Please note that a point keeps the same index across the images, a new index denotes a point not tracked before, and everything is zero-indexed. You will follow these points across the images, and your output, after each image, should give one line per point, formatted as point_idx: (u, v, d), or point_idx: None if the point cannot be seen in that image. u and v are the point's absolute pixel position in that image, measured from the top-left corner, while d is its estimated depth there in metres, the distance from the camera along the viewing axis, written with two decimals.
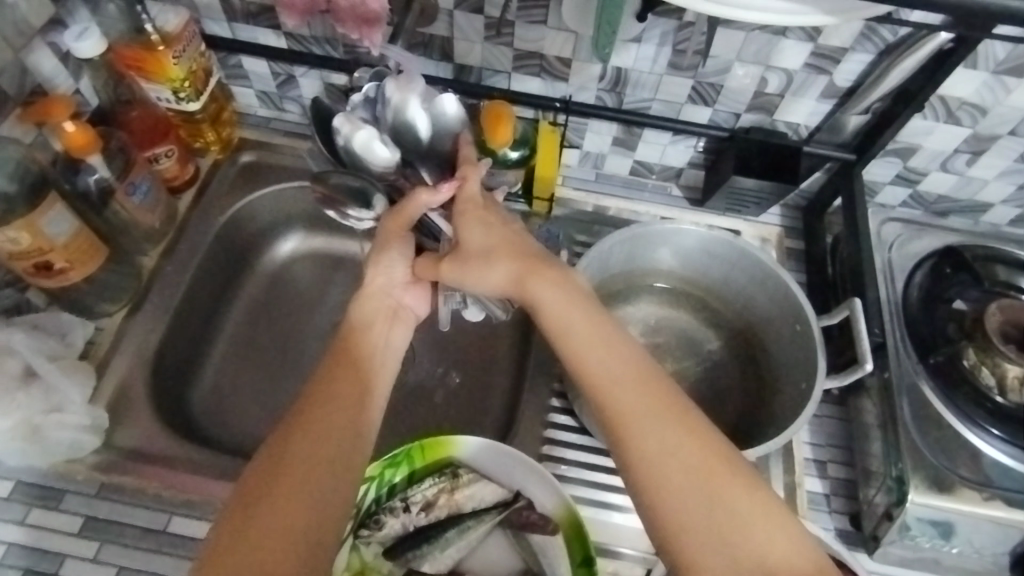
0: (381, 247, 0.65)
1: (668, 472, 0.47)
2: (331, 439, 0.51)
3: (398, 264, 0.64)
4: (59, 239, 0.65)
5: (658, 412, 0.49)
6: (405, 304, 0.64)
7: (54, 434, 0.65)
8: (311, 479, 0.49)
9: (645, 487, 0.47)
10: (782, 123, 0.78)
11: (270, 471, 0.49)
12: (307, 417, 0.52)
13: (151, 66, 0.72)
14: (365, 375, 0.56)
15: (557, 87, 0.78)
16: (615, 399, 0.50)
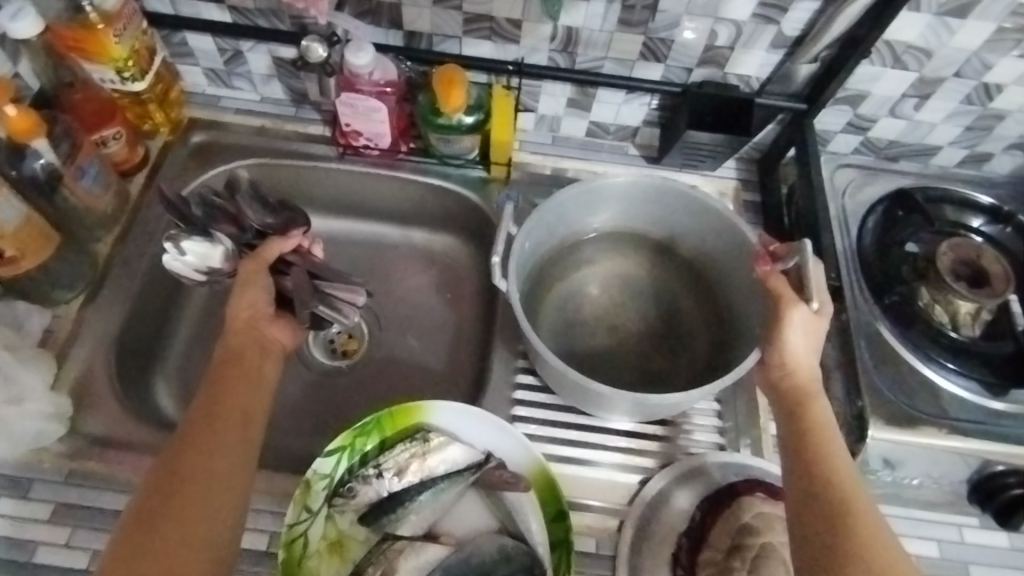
0: (242, 286, 0.66)
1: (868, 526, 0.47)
2: (215, 446, 0.54)
3: (261, 301, 0.67)
4: (9, 225, 0.64)
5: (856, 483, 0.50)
6: (273, 335, 0.66)
7: (18, 423, 0.64)
8: (207, 483, 0.51)
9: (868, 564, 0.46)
10: (734, 76, 0.78)
11: (164, 475, 0.51)
12: (195, 425, 0.54)
13: (92, 46, 0.70)
14: (242, 396, 0.58)
15: (509, 50, 0.77)
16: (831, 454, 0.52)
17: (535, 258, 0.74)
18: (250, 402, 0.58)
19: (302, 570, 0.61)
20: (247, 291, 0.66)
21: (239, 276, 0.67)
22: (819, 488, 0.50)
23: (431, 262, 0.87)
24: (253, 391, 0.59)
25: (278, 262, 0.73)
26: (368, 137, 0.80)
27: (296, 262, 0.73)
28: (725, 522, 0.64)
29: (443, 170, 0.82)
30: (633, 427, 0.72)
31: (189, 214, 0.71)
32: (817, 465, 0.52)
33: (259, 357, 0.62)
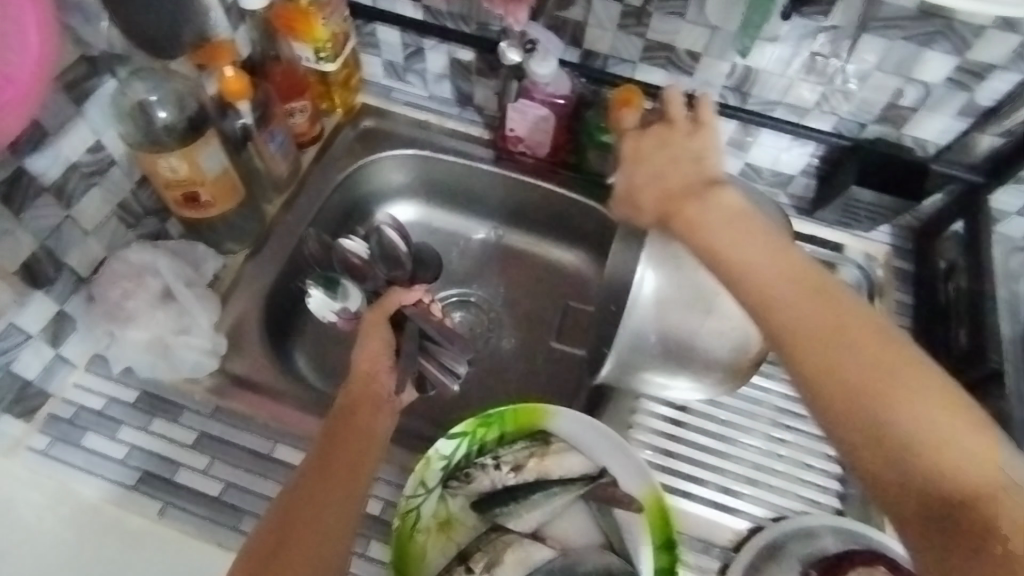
0: (364, 338, 0.66)
1: (790, 304, 0.47)
2: (326, 505, 0.53)
3: (382, 353, 0.66)
4: (211, 173, 0.69)
5: (800, 281, 0.47)
6: (388, 388, 0.65)
7: (182, 353, 0.70)
8: (312, 527, 0.52)
9: (800, 350, 0.45)
10: (910, 138, 0.76)
11: (283, 523, 0.52)
12: (312, 478, 0.55)
13: (301, 24, 0.77)
14: (359, 449, 0.58)
15: (682, 82, 0.79)
16: (736, 257, 0.50)
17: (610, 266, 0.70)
18: (361, 458, 0.57)
19: (411, 543, 0.63)
20: (363, 346, 0.66)
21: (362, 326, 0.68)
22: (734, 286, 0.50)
23: (557, 275, 0.91)
24: (365, 445, 0.58)
25: (398, 316, 0.72)
26: (528, 145, 0.84)
27: (414, 314, 0.72)
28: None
29: (589, 187, 0.85)
30: (751, 473, 0.71)
31: (329, 260, 0.79)
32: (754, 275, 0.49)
33: (376, 412, 0.61)
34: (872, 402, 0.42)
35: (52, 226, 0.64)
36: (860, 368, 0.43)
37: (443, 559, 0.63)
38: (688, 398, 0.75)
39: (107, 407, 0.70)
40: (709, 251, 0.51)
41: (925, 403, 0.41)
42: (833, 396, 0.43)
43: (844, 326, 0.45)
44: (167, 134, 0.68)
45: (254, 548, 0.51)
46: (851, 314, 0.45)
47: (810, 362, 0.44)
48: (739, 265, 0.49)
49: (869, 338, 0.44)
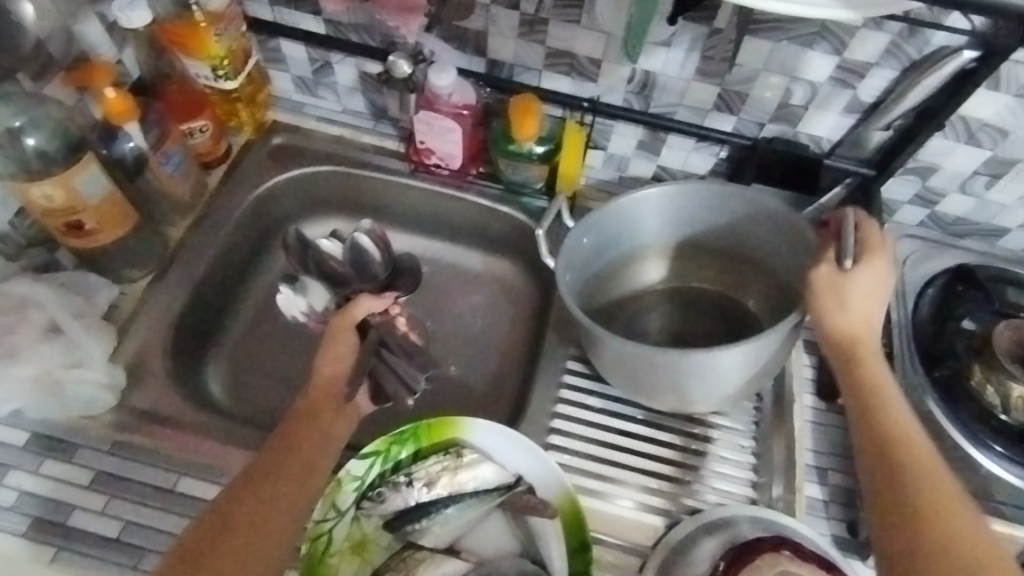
0: (329, 344, 0.65)
1: (913, 436, 0.53)
2: (271, 511, 0.53)
3: (346, 357, 0.65)
4: (91, 200, 0.67)
5: (899, 418, 0.54)
6: (348, 397, 0.64)
7: (74, 388, 0.67)
8: (253, 530, 0.52)
9: (894, 475, 0.51)
10: (805, 136, 0.79)
11: (226, 517, 0.52)
12: (263, 480, 0.54)
13: (193, 41, 0.75)
14: (311, 454, 0.57)
15: (586, 87, 0.79)
16: (885, 386, 0.56)
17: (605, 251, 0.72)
18: (312, 466, 0.57)
19: (323, 567, 0.62)
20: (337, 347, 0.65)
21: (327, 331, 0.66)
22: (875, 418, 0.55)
23: (479, 283, 0.89)
24: (319, 450, 0.58)
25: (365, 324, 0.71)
26: (440, 156, 0.83)
27: (377, 323, 0.70)
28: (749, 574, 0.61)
29: (510, 197, 0.84)
30: (666, 469, 0.71)
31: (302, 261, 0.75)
32: (860, 375, 0.57)
33: (334, 419, 0.61)
34: (945, 539, 0.47)
35: None
36: (938, 509, 0.49)
37: None
38: (608, 399, 0.75)
39: None
40: (872, 386, 0.56)
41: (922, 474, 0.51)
42: (909, 519, 0.49)
43: (924, 461, 0.52)
44: (40, 160, 0.65)
45: (192, 539, 0.51)
46: (917, 452, 0.52)
47: (918, 496, 0.50)
48: (871, 381, 0.56)
49: (934, 473, 0.51)
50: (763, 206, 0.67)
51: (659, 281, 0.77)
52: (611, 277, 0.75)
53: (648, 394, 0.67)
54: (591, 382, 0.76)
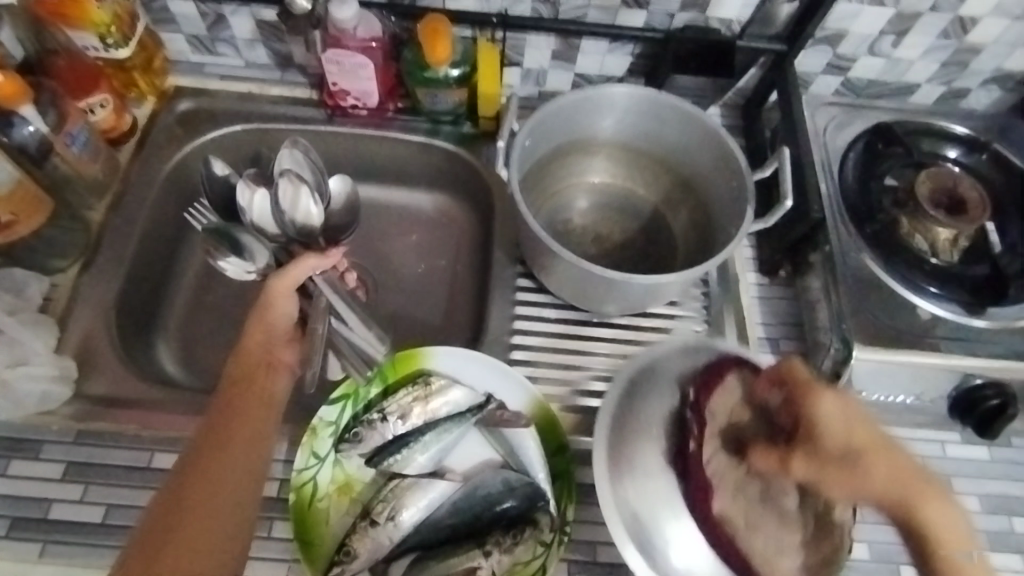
0: (262, 309, 0.63)
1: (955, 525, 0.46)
2: (227, 474, 0.53)
3: (281, 319, 0.64)
4: (2, 188, 0.64)
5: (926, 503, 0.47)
6: (282, 356, 0.62)
7: (23, 386, 0.65)
8: (211, 497, 0.51)
9: None
10: (716, 20, 0.79)
11: (179, 494, 0.51)
12: (212, 446, 0.54)
13: (71, 10, 0.71)
14: (253, 416, 0.57)
15: (492, 2, 0.78)
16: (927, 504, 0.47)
17: (547, 145, 0.77)
18: (260, 426, 0.57)
19: (314, 512, 0.63)
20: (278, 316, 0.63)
21: (264, 289, 0.64)
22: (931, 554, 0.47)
23: (425, 221, 0.90)
24: (262, 410, 0.58)
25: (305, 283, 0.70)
26: (355, 96, 0.82)
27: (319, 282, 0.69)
28: (723, 395, 0.51)
29: (433, 127, 0.85)
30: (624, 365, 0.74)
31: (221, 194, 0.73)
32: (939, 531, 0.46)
33: (270, 376, 0.60)
34: None
35: None
36: None
37: (349, 518, 0.63)
38: (563, 310, 0.77)
39: None
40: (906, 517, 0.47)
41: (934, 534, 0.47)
42: None
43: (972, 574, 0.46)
44: None
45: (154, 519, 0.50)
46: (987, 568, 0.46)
47: None
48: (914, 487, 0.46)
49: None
50: (691, 118, 0.73)
51: (596, 175, 0.83)
52: (554, 164, 0.80)
53: (601, 294, 0.72)
54: (544, 295, 0.78)
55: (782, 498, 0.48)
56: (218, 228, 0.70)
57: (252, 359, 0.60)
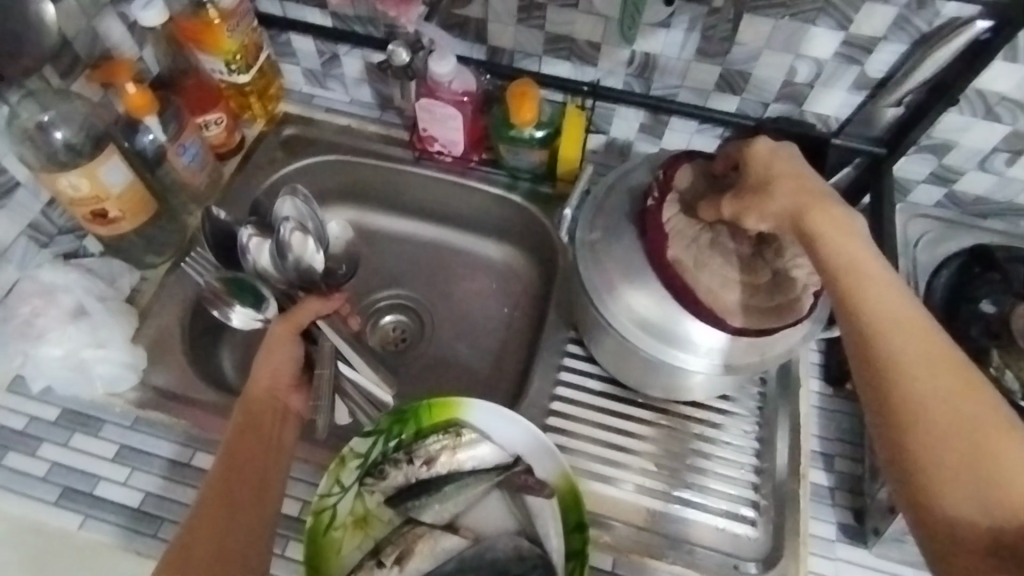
0: (268, 352, 0.67)
1: (916, 363, 0.46)
2: (236, 513, 0.56)
3: (288, 362, 0.68)
4: (116, 189, 0.69)
5: (914, 331, 0.47)
6: (288, 402, 0.67)
7: (98, 367, 0.71)
8: (225, 528, 0.55)
9: (908, 427, 0.45)
10: (812, 114, 0.77)
11: (192, 536, 0.54)
12: (222, 486, 0.57)
13: (207, 38, 0.78)
14: (260, 451, 0.60)
15: (586, 72, 0.80)
16: (881, 332, 0.47)
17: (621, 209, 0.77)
18: (267, 462, 0.60)
19: (327, 539, 0.63)
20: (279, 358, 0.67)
21: (269, 335, 0.69)
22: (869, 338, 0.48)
23: (489, 269, 0.91)
24: (269, 445, 0.61)
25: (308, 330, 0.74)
26: (443, 143, 0.85)
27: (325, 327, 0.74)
28: (683, 173, 0.66)
29: (512, 182, 0.87)
30: (663, 453, 0.71)
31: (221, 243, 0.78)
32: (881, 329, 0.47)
33: (278, 421, 0.63)
34: (979, 450, 0.43)
35: None
36: (959, 412, 0.44)
37: (359, 554, 0.64)
38: (607, 382, 0.76)
39: (28, 425, 0.70)
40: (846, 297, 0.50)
41: (909, 345, 0.46)
42: (915, 476, 0.44)
43: (956, 387, 0.45)
44: (67, 153, 0.68)
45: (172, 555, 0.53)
46: (942, 388, 0.45)
47: (952, 446, 0.43)
48: (883, 360, 0.47)
49: (931, 345, 0.46)
50: None
51: None
52: None
53: (647, 375, 0.70)
54: (590, 364, 0.77)
55: (730, 243, 0.63)
56: (232, 277, 0.75)
57: (255, 404, 0.64)
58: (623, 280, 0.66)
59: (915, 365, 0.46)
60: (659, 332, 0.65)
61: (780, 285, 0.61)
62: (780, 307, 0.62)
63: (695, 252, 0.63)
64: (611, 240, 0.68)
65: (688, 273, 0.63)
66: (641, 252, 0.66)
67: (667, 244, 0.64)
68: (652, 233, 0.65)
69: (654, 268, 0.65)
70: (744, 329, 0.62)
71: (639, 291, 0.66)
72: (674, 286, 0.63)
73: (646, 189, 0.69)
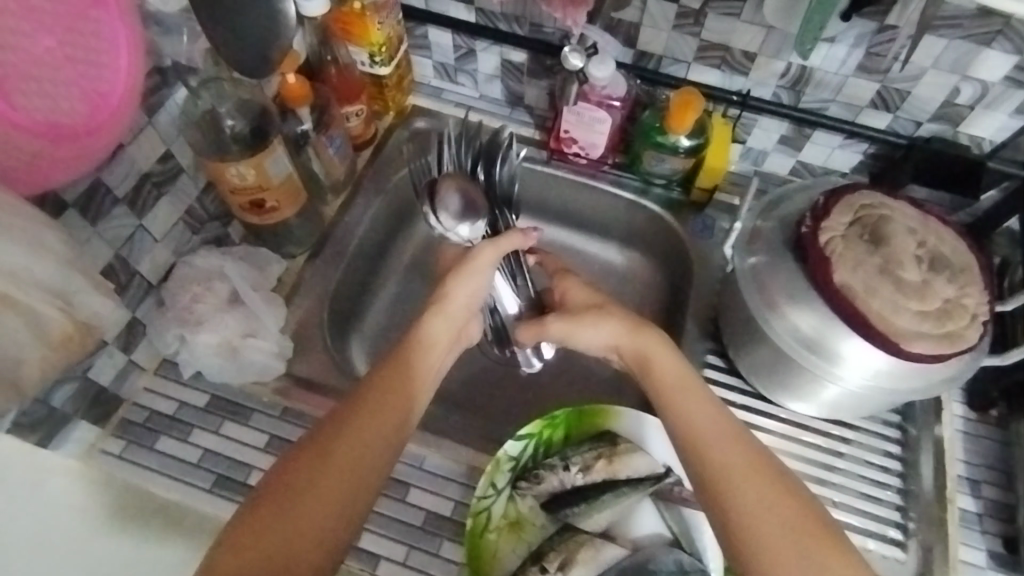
0: (470, 270, 0.69)
1: (742, 495, 0.54)
2: (343, 464, 0.52)
3: (479, 288, 0.69)
4: (276, 179, 0.69)
5: (724, 439, 0.57)
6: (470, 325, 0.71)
7: (250, 355, 0.71)
8: (329, 478, 0.51)
9: (746, 538, 0.52)
10: (966, 136, 0.77)
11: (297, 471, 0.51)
12: (342, 428, 0.54)
13: (356, 28, 0.76)
14: (392, 403, 0.56)
15: (735, 80, 0.79)
16: (716, 464, 0.56)
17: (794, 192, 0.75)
18: (399, 413, 0.56)
19: (485, 541, 0.64)
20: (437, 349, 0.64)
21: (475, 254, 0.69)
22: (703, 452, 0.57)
23: (612, 275, 0.92)
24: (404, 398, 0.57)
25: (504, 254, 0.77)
26: (580, 145, 0.84)
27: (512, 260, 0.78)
28: (845, 204, 0.65)
29: (644, 187, 0.86)
30: (808, 470, 0.72)
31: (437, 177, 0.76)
32: (714, 457, 0.56)
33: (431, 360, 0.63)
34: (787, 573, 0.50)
35: (126, 233, 0.65)
36: (774, 535, 0.51)
37: (516, 558, 0.64)
38: (750, 396, 0.76)
39: (178, 411, 0.71)
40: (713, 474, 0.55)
41: (743, 478, 0.54)
42: (736, 519, 0.53)
43: (751, 462, 0.55)
44: (234, 142, 0.68)
45: (276, 479, 0.51)
46: (758, 493, 0.54)
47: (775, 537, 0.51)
48: (712, 468, 0.56)
49: (761, 481, 0.54)
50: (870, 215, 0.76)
51: None
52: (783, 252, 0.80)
53: (799, 389, 0.70)
54: (733, 377, 0.77)
55: (905, 271, 0.61)
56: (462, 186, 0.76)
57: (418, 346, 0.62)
58: (785, 299, 0.65)
59: (743, 494, 0.54)
60: (822, 351, 0.64)
61: (952, 312, 0.60)
62: (950, 335, 0.60)
63: (864, 277, 0.61)
64: (774, 261, 0.66)
65: (858, 299, 0.61)
66: (803, 276, 0.65)
67: (835, 269, 0.62)
68: (818, 259, 0.63)
69: (824, 294, 0.63)
70: (925, 355, 0.60)
71: (805, 311, 0.64)
72: (845, 311, 0.61)
73: (801, 217, 0.67)
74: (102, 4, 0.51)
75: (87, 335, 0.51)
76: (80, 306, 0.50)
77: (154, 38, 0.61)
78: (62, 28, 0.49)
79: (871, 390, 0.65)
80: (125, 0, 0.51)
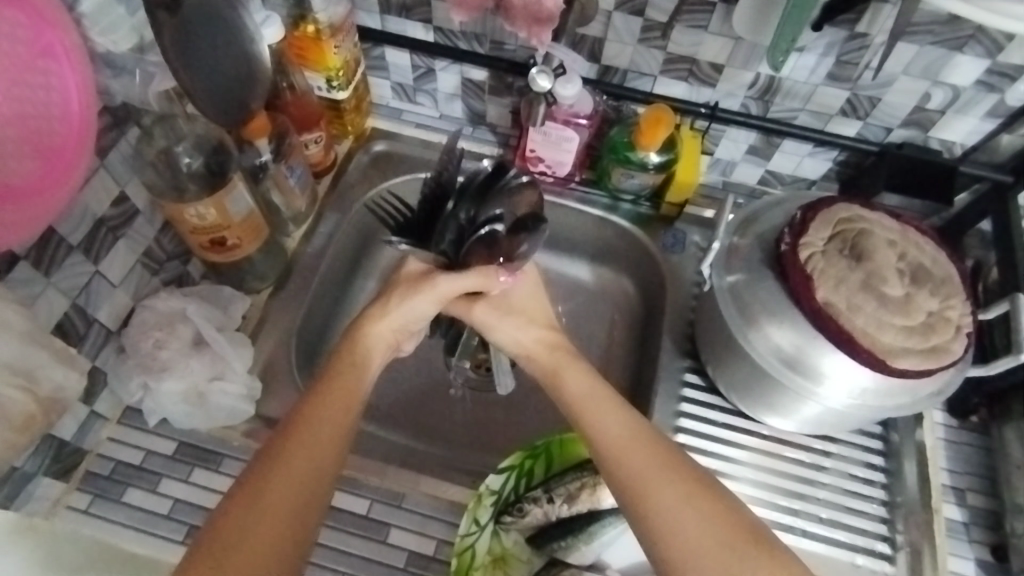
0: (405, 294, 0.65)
1: (661, 490, 0.53)
2: (281, 491, 0.51)
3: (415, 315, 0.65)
4: (237, 217, 0.67)
5: (635, 436, 0.57)
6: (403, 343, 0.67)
7: (218, 399, 0.68)
8: (266, 513, 0.50)
9: (666, 534, 0.52)
10: (936, 140, 0.76)
11: (235, 507, 0.50)
12: (278, 461, 0.53)
13: (312, 54, 0.74)
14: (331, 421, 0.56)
15: (703, 92, 0.78)
16: (630, 460, 0.55)
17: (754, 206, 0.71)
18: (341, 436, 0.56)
19: None
20: (375, 361, 0.62)
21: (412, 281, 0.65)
22: (616, 455, 0.56)
23: (585, 293, 0.90)
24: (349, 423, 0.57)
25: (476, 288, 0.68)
26: (548, 164, 0.83)
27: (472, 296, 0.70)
28: (819, 219, 0.64)
29: (613, 203, 0.85)
30: (790, 485, 0.71)
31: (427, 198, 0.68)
32: (626, 457, 0.56)
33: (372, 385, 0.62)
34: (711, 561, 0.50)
35: (81, 282, 0.62)
36: (693, 522, 0.52)
37: None
38: (730, 413, 0.75)
39: (145, 461, 0.68)
40: (629, 473, 0.55)
41: (657, 469, 0.54)
42: (653, 513, 0.53)
43: (657, 451, 0.56)
44: (190, 180, 0.66)
45: (220, 522, 0.49)
46: (674, 483, 0.54)
47: (698, 524, 0.52)
48: (629, 467, 0.55)
49: (679, 472, 0.54)
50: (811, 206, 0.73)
51: None
52: None
53: (776, 406, 0.69)
54: (712, 394, 0.75)
55: (881, 287, 0.60)
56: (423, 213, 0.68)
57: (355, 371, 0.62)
58: (765, 317, 0.64)
59: (661, 486, 0.54)
60: (804, 369, 0.63)
61: (933, 326, 0.60)
62: (935, 350, 0.60)
63: (846, 293, 0.60)
64: (752, 280, 0.66)
65: (842, 316, 0.60)
66: (784, 293, 0.63)
67: (812, 287, 0.61)
68: (795, 277, 0.62)
69: (803, 312, 0.62)
70: (907, 371, 0.59)
71: (783, 328, 0.63)
72: (827, 328, 0.60)
73: (778, 234, 0.66)
74: (50, 53, 0.49)
75: (51, 411, 0.53)
76: (43, 381, 0.52)
77: (104, 81, 0.59)
78: (9, 83, 0.47)
79: (852, 406, 0.64)
80: (73, 51, 0.49)
